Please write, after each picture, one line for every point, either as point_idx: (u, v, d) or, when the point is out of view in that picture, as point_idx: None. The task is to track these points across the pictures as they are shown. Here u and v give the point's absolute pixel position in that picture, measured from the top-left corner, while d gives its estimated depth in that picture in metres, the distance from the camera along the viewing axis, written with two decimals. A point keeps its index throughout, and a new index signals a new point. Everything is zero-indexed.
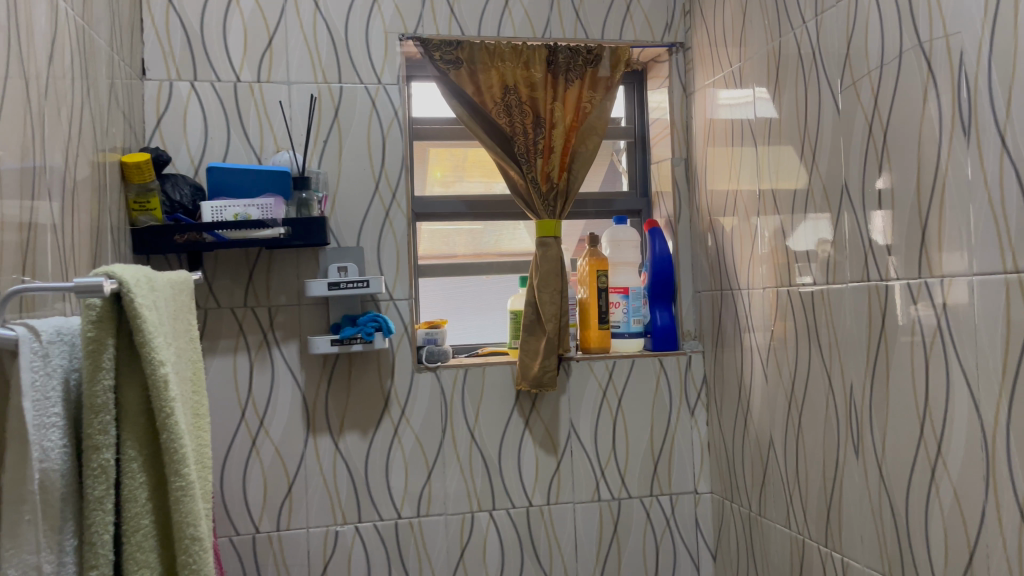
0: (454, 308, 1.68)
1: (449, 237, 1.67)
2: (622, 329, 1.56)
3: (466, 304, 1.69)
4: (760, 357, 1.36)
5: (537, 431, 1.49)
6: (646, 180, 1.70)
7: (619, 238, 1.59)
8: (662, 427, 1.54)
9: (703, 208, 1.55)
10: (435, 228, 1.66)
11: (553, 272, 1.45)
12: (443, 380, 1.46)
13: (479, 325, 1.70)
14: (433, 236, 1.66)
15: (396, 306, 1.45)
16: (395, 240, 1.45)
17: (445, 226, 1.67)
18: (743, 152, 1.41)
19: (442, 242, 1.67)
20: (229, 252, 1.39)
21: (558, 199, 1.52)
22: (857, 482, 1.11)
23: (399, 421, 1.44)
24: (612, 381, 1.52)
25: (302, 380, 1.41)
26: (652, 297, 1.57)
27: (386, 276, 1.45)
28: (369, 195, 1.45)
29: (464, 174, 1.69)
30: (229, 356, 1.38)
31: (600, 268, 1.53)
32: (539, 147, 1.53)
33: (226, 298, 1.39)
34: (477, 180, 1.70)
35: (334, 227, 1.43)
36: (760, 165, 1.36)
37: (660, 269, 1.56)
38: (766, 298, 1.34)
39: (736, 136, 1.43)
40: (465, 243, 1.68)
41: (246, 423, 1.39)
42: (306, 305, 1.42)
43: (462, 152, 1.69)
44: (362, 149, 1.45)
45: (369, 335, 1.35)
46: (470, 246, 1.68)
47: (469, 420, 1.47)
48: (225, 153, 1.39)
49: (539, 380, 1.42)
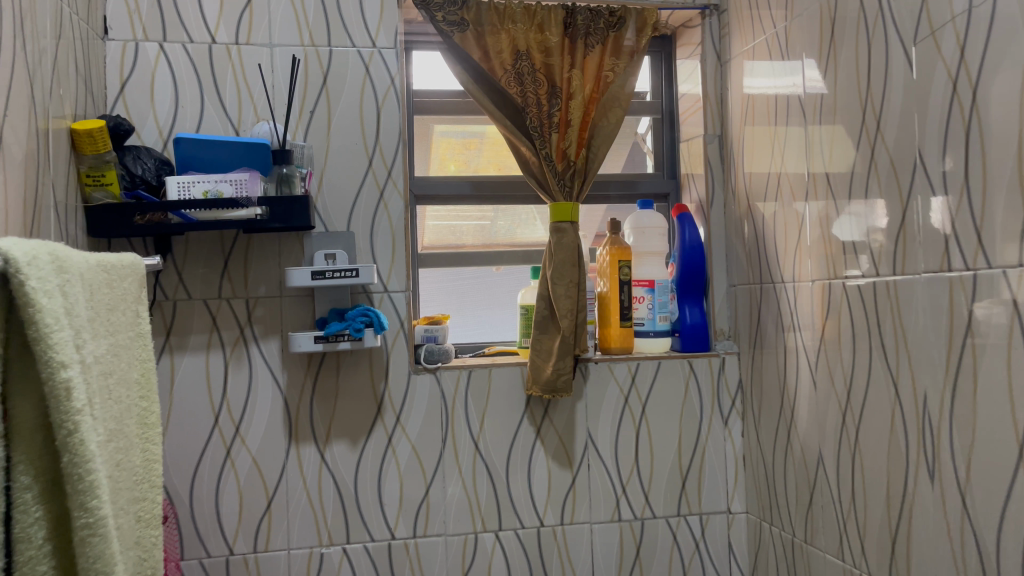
0: (458, 303, 1.51)
1: (456, 225, 1.51)
2: (646, 327, 1.38)
3: (473, 299, 1.52)
4: (807, 361, 1.18)
5: (549, 442, 1.32)
6: (674, 160, 1.51)
7: (643, 225, 1.40)
8: (691, 439, 1.36)
9: (740, 191, 1.37)
10: (439, 220, 1.49)
11: (570, 262, 1.27)
12: (443, 383, 1.29)
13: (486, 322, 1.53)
14: (436, 221, 1.49)
15: (391, 299, 1.28)
16: (391, 224, 1.29)
17: (449, 212, 1.49)
18: (787, 127, 1.22)
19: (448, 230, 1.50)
20: (201, 236, 1.23)
21: (575, 179, 1.33)
22: (930, 512, 0.93)
23: (393, 430, 1.28)
24: (635, 386, 1.35)
25: (284, 382, 1.24)
26: (681, 291, 1.39)
27: (380, 266, 1.28)
28: (361, 173, 1.28)
29: (478, 165, 1.52)
30: (201, 354, 1.22)
31: (622, 259, 1.35)
32: (554, 120, 1.33)
33: (198, 288, 1.23)
34: (490, 172, 1.52)
35: (321, 209, 1.26)
36: (809, 139, 1.17)
37: (691, 260, 1.36)
38: (814, 293, 1.16)
39: (780, 110, 1.24)
40: (478, 230, 1.52)
41: (220, 431, 1.22)
42: (289, 297, 1.25)
43: (477, 145, 1.53)
44: (353, 120, 1.28)
45: (358, 331, 1.18)
46: (479, 235, 1.52)
47: (473, 429, 1.30)
48: (198, 124, 1.23)
49: (552, 386, 1.25)
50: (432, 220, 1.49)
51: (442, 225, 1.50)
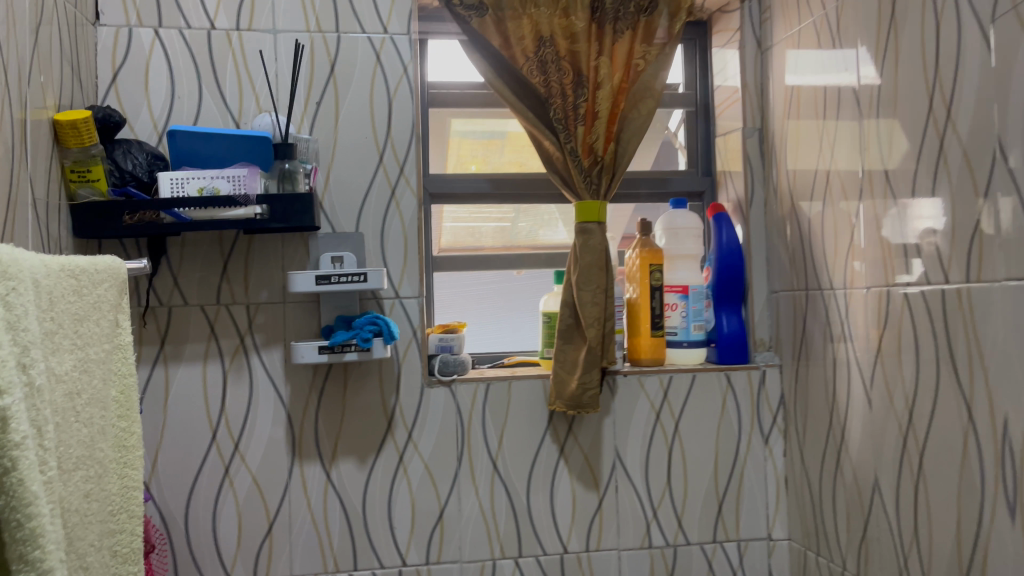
0: (476, 309, 1.41)
1: (477, 227, 1.42)
2: (679, 337, 1.27)
3: (495, 302, 1.43)
4: (860, 377, 1.06)
5: (574, 461, 1.22)
6: (709, 156, 1.40)
7: (676, 225, 1.30)
8: (728, 459, 1.25)
9: (783, 189, 1.26)
10: (457, 223, 1.40)
11: (598, 266, 1.16)
12: (459, 396, 1.19)
13: (506, 330, 1.43)
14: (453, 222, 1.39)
15: (402, 305, 1.18)
16: (403, 225, 1.19)
17: (469, 213, 1.40)
18: (838, 120, 1.11)
19: (466, 231, 1.40)
20: (198, 237, 1.14)
21: (604, 175, 1.22)
22: (1010, 555, 0.81)
23: (405, 447, 1.18)
24: (667, 401, 1.24)
25: (287, 395, 1.15)
26: (717, 298, 1.28)
27: (391, 269, 1.18)
28: (371, 170, 1.18)
29: (500, 164, 1.43)
30: (198, 364, 1.13)
31: (653, 262, 1.25)
32: (580, 112, 1.22)
33: (195, 293, 1.13)
34: (509, 170, 1.42)
35: (327, 207, 1.17)
36: (863, 132, 1.06)
37: (729, 264, 1.26)
38: (869, 302, 1.04)
39: (830, 101, 1.13)
40: (499, 230, 1.43)
41: (218, 448, 1.13)
42: (293, 303, 1.16)
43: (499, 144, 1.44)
44: (363, 112, 1.18)
45: (366, 341, 1.08)
46: (499, 235, 1.43)
47: (490, 446, 1.20)
48: (196, 116, 1.14)
49: (577, 402, 1.15)
50: (449, 223, 1.39)
51: (459, 228, 1.40)
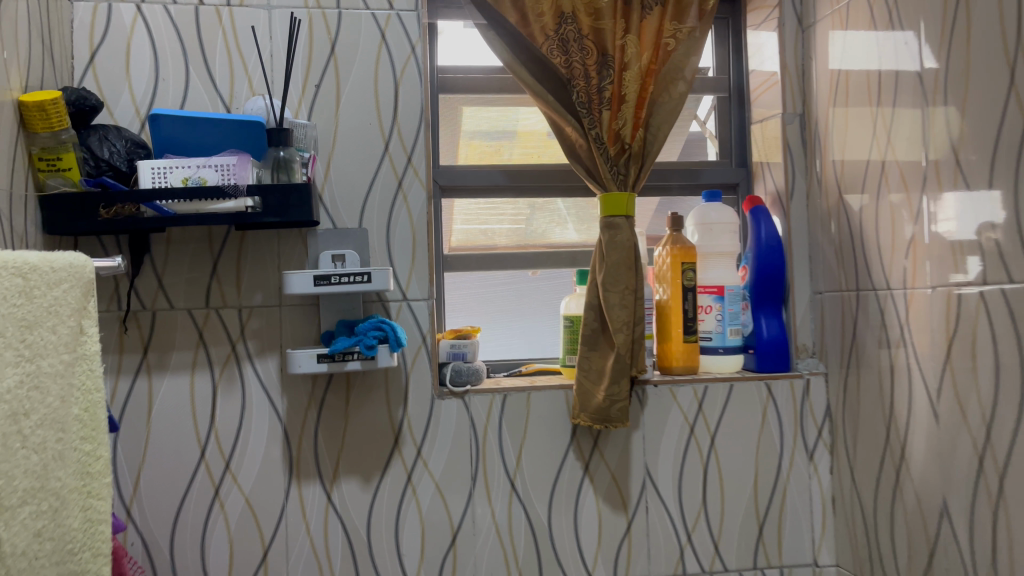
0: (488, 312, 1.30)
1: (491, 227, 1.30)
2: (715, 343, 1.16)
3: (507, 305, 1.31)
4: (924, 388, 0.95)
5: (601, 480, 1.10)
6: (744, 145, 1.29)
7: (711, 220, 1.18)
8: (769, 477, 1.13)
9: (829, 180, 1.14)
10: (469, 225, 1.29)
11: (626, 264, 1.05)
12: (474, 409, 1.08)
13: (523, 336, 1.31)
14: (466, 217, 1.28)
15: (410, 308, 1.07)
16: (410, 220, 1.08)
17: (480, 210, 1.28)
18: (895, 106, 0.99)
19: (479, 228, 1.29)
20: (185, 233, 1.03)
21: (632, 164, 1.10)
22: None
23: (414, 465, 1.07)
24: (702, 413, 1.13)
25: (283, 408, 1.04)
26: (756, 300, 1.16)
27: (397, 269, 1.07)
28: (376, 159, 1.07)
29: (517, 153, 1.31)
30: (185, 373, 1.02)
31: (686, 261, 1.14)
32: (605, 95, 1.10)
33: (181, 295, 1.03)
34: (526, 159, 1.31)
35: (327, 200, 1.06)
36: (927, 120, 0.93)
37: (766, 263, 1.15)
38: (934, 304, 0.92)
39: (886, 86, 1.01)
40: (512, 229, 1.31)
41: (207, 467, 1.02)
42: (289, 307, 1.04)
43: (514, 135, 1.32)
44: (366, 96, 1.08)
45: (370, 348, 0.96)
46: (513, 235, 1.31)
47: (508, 464, 1.09)
48: (183, 100, 1.03)
49: (604, 415, 1.03)
50: (460, 227, 1.28)
51: (471, 228, 1.29)
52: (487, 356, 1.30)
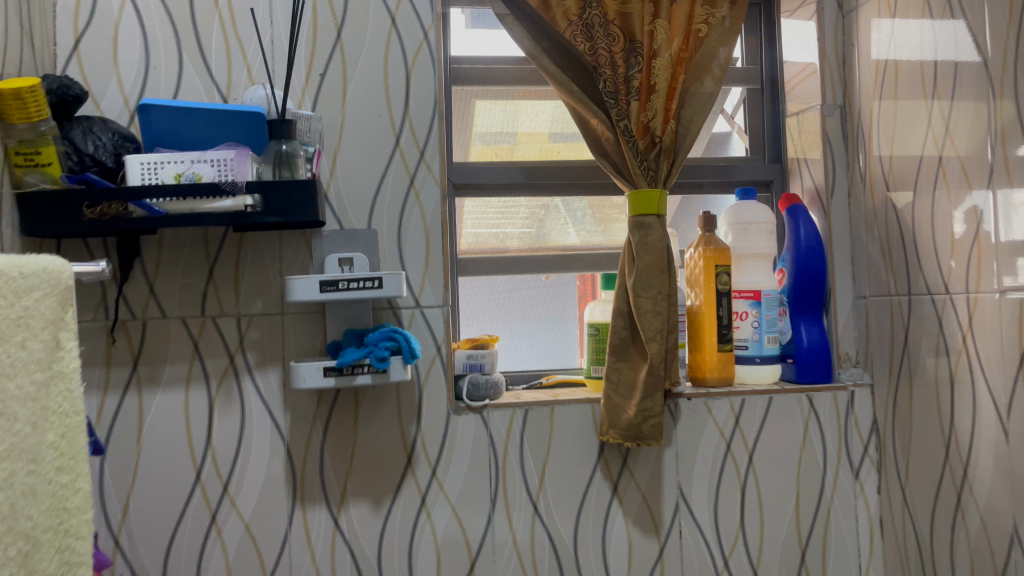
0: (502, 321, 1.21)
1: (504, 230, 1.20)
2: (750, 352, 1.08)
3: (519, 313, 1.21)
4: (991, 405, 0.86)
5: (630, 502, 1.02)
6: (777, 140, 1.20)
7: (745, 219, 1.10)
8: (811, 497, 1.05)
9: (874, 176, 1.06)
10: (480, 229, 1.19)
11: (659, 267, 0.97)
12: (493, 425, 1.00)
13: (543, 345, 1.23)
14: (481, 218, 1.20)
15: (424, 316, 0.99)
16: (424, 220, 0.99)
17: (493, 211, 1.19)
18: (955, 97, 0.90)
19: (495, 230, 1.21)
20: (179, 235, 0.94)
21: (663, 158, 1.02)
22: None
23: (428, 487, 0.98)
24: (739, 429, 1.04)
25: (286, 426, 0.95)
26: (795, 305, 1.08)
27: (410, 274, 0.99)
28: (386, 155, 0.99)
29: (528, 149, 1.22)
30: (178, 388, 0.94)
31: (719, 263, 1.06)
32: (634, 85, 1.02)
33: (175, 303, 0.94)
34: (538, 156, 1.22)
35: (333, 199, 0.97)
36: (992, 113, 0.84)
37: (807, 265, 1.07)
38: (1003, 312, 0.84)
39: (943, 78, 0.92)
40: (525, 232, 1.21)
41: (203, 491, 0.93)
42: (292, 315, 0.96)
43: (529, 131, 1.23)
44: (376, 86, 0.99)
45: (382, 360, 0.88)
46: (526, 237, 1.21)
47: (531, 486, 1.00)
48: (176, 90, 0.95)
49: (636, 432, 0.95)
50: (472, 230, 1.18)
51: (482, 231, 1.19)
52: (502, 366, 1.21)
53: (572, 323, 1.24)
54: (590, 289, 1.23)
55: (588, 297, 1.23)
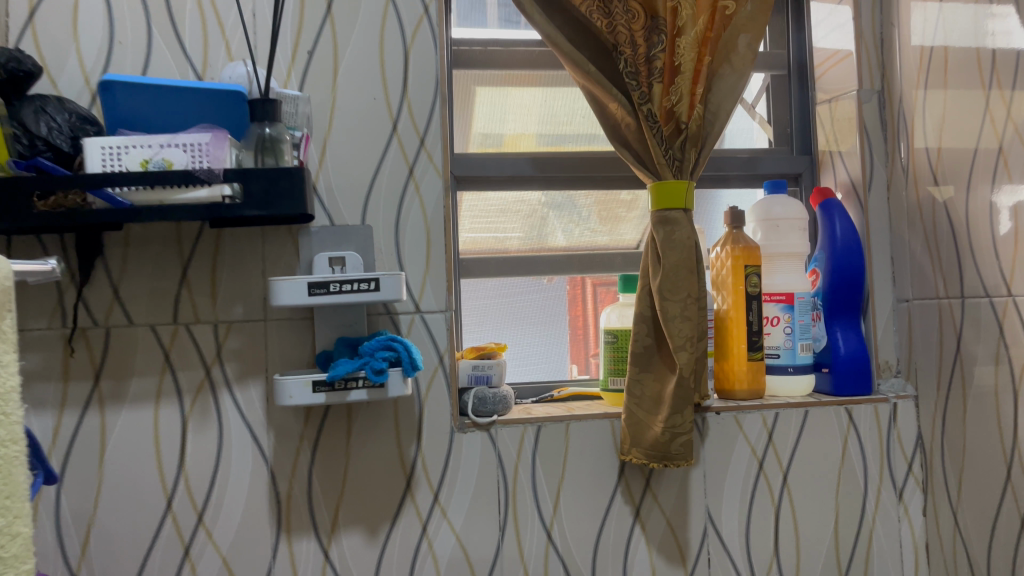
0: (501, 327, 1.10)
1: (504, 232, 1.10)
2: (783, 361, 0.98)
3: (517, 318, 1.11)
4: None
5: (654, 528, 0.92)
6: (806, 129, 1.11)
7: (777, 214, 1.00)
8: (852, 519, 0.96)
9: (920, 168, 0.97)
10: (478, 227, 1.09)
11: (688, 267, 0.87)
12: (502, 443, 0.89)
13: (551, 354, 1.12)
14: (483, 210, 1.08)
15: (425, 322, 0.88)
16: (425, 214, 0.89)
17: (490, 207, 1.09)
18: (1015, 86, 0.80)
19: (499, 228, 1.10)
20: (147, 232, 0.83)
21: (689, 146, 0.92)
22: None
23: (430, 515, 0.87)
24: (772, 446, 0.94)
25: (270, 447, 0.84)
26: (831, 309, 0.99)
27: (410, 275, 0.88)
28: (383, 141, 0.88)
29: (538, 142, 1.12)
30: (147, 405, 0.82)
31: (749, 263, 0.96)
32: (657, 66, 0.92)
33: (142, 309, 0.83)
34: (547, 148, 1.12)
35: (324, 191, 0.87)
36: None
37: (844, 265, 0.98)
38: None
39: (1004, 65, 0.82)
40: (523, 234, 1.11)
41: (175, 521, 0.82)
42: (275, 322, 0.85)
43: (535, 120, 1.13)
44: (371, 64, 0.89)
45: (379, 373, 0.77)
46: (525, 239, 1.11)
47: (544, 511, 0.90)
48: (145, 67, 0.84)
49: (663, 452, 0.85)
50: (471, 229, 1.08)
51: (479, 230, 1.09)
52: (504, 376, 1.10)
53: (564, 330, 1.12)
54: (581, 294, 1.12)
55: (581, 303, 1.12)
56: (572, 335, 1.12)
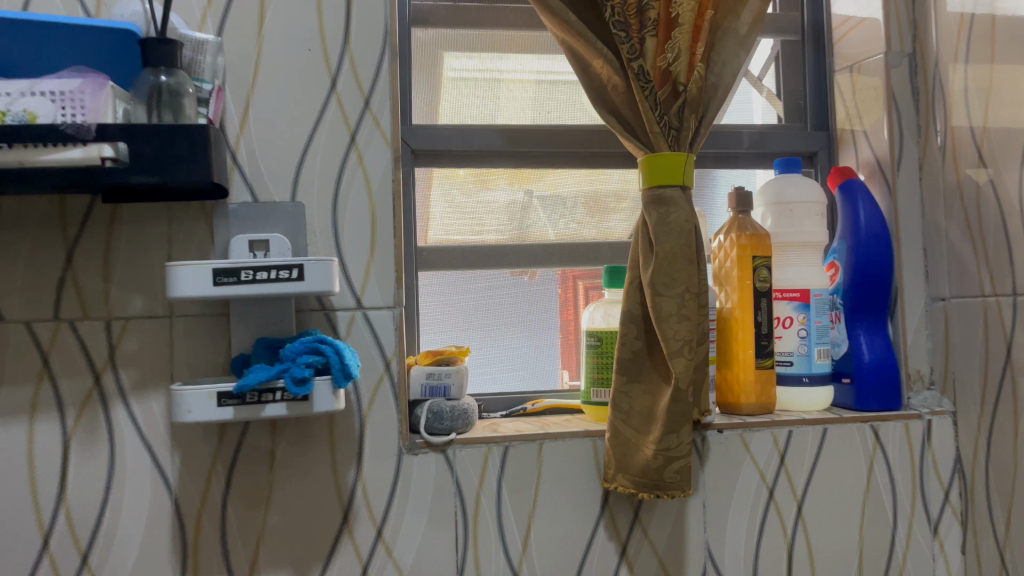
0: (478, 335, 0.93)
1: (484, 223, 0.93)
2: (795, 369, 0.84)
3: (493, 321, 0.93)
4: None
5: (644, 570, 0.77)
6: (823, 102, 0.96)
7: (790, 197, 0.86)
8: (877, 558, 0.81)
9: (961, 144, 0.82)
10: (454, 213, 0.92)
11: (687, 255, 0.72)
12: (461, 468, 0.74)
13: (532, 365, 0.94)
14: (453, 197, 0.92)
15: (369, 320, 0.73)
16: (370, 190, 0.74)
17: (466, 197, 0.92)
18: None
19: (480, 215, 0.93)
20: (23, 207, 0.68)
21: (688, 112, 0.77)
22: None
23: (372, 554, 0.72)
24: (785, 470, 0.79)
25: (174, 473, 0.69)
26: (854, 309, 0.84)
27: (351, 263, 0.73)
28: (319, 101, 0.73)
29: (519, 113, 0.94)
30: (18, 420, 0.67)
31: (758, 253, 0.81)
32: (652, 16, 0.77)
33: (16, 302, 0.67)
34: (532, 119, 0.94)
35: (245, 160, 0.71)
36: None
37: (870, 257, 0.83)
38: None
39: None
40: (502, 226, 0.94)
41: (53, 563, 0.67)
42: (182, 319, 0.70)
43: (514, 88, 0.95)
44: (306, 8, 0.73)
45: (300, 385, 0.61)
46: (504, 231, 0.94)
47: (511, 549, 0.75)
48: (26, 4, 0.68)
49: (653, 481, 0.70)
50: (445, 214, 0.91)
51: (455, 219, 0.92)
52: (479, 387, 0.93)
53: (554, 335, 0.95)
54: (574, 298, 0.95)
55: (573, 305, 0.95)
56: (561, 339, 0.95)
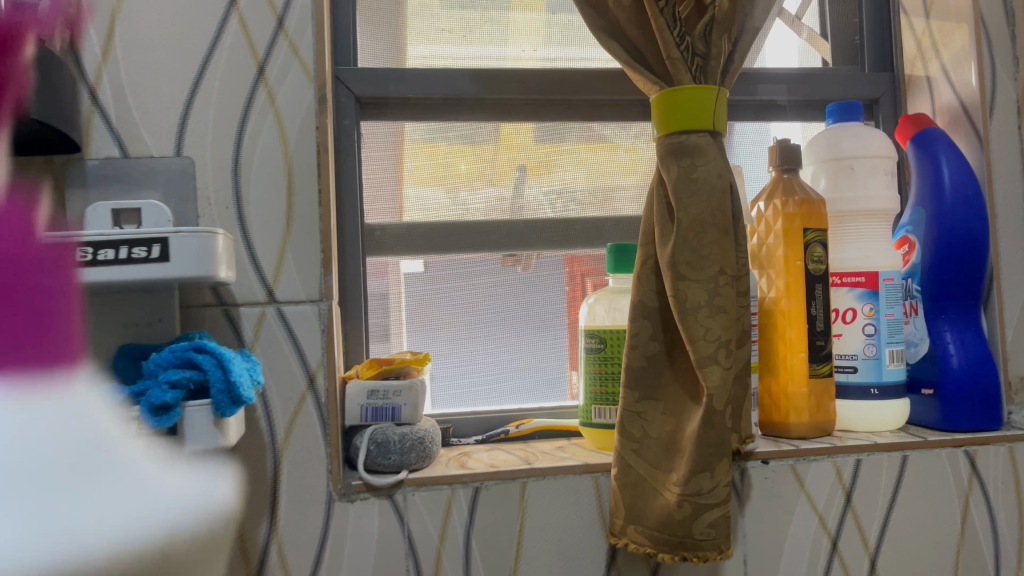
0: (462, 340, 0.73)
1: (463, 194, 0.73)
2: (861, 377, 0.63)
3: (480, 322, 0.74)
4: None
5: None
6: (882, 36, 0.76)
7: (850, 152, 0.65)
8: None
9: None
10: (423, 180, 0.72)
11: (720, 224, 0.52)
12: (415, 517, 0.54)
13: (523, 377, 0.74)
14: (423, 168, 0.72)
15: (285, 319, 0.54)
16: (285, 142, 0.54)
17: (435, 166, 0.72)
18: None
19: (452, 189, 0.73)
20: None
21: (717, 33, 0.57)
22: None
23: None
24: (852, 511, 0.59)
25: None
26: (936, 296, 0.64)
27: (261, 241, 0.53)
28: (213, 21, 0.53)
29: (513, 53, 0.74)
30: None
31: (809, 224, 0.61)
32: None
33: None
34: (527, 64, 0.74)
35: (111, 102, 0.52)
36: None
37: (957, 227, 0.63)
38: None
39: None
40: (485, 203, 0.74)
41: None
42: None
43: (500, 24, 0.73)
44: None
45: (159, 416, 0.42)
46: (490, 208, 0.74)
47: None
48: None
49: (678, 538, 0.50)
50: (411, 182, 0.72)
51: (432, 197, 0.72)
52: (467, 404, 0.73)
53: (552, 339, 0.75)
54: (582, 296, 0.75)
55: (580, 303, 0.75)
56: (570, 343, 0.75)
